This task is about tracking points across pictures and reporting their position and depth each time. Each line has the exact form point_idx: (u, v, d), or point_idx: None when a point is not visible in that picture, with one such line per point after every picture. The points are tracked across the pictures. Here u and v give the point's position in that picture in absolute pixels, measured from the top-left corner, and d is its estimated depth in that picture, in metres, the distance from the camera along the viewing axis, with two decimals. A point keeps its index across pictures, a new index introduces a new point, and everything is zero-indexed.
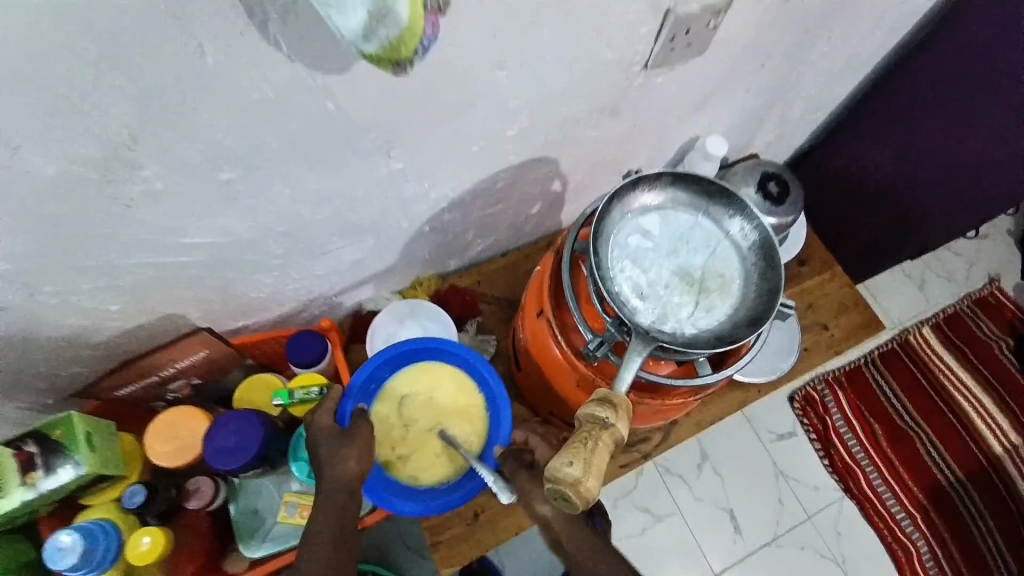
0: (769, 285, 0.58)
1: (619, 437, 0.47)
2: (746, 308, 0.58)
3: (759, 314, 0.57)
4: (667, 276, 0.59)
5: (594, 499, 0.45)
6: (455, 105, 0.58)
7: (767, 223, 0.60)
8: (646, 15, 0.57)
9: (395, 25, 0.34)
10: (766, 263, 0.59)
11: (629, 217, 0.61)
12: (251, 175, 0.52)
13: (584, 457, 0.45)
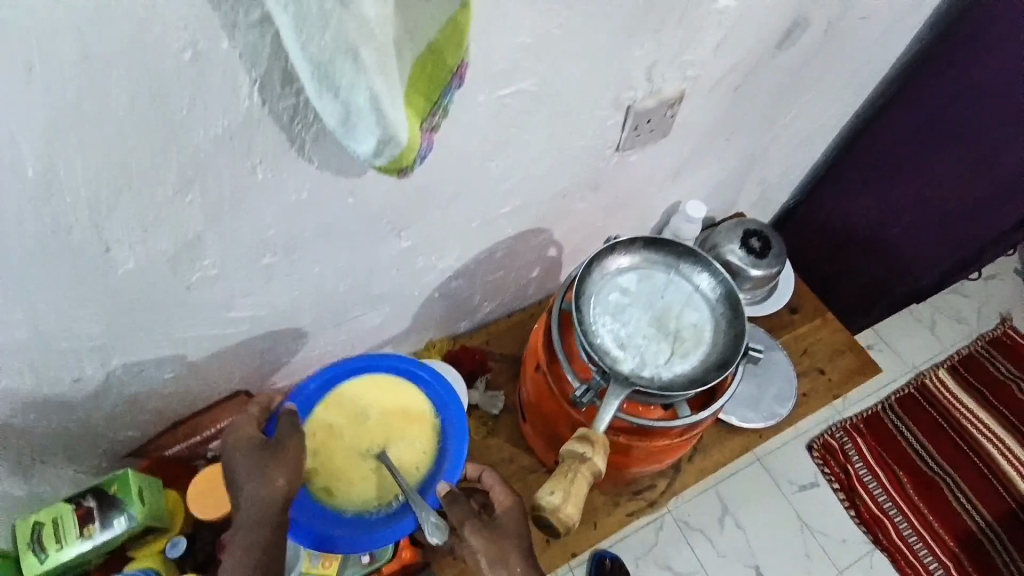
0: (734, 332, 0.67)
1: (596, 469, 0.56)
2: (716, 353, 0.66)
3: (727, 358, 0.65)
4: (645, 327, 0.67)
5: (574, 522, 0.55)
6: (455, 192, 0.69)
7: (729, 278, 0.69)
8: (610, 111, 0.69)
9: (398, 146, 0.45)
10: (731, 313, 0.68)
11: (608, 277, 0.69)
12: (286, 259, 0.63)
13: (563, 487, 0.55)
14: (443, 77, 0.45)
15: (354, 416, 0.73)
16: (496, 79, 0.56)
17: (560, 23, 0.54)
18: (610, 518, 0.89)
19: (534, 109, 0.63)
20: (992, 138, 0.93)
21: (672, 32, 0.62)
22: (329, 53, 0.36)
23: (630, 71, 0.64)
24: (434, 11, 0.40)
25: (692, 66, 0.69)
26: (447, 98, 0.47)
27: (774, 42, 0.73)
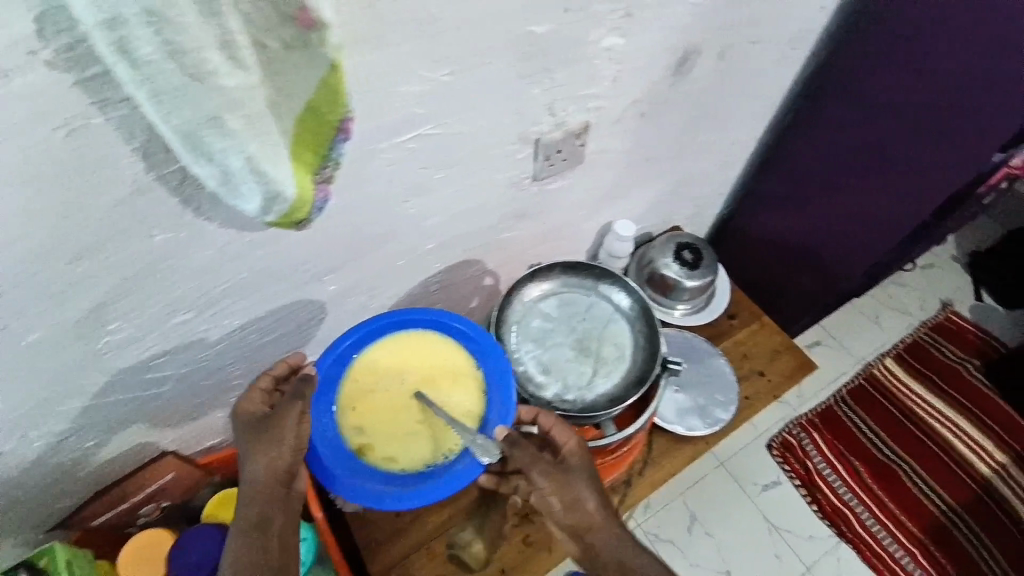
0: (650, 350, 0.74)
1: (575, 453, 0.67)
2: (634, 371, 0.74)
3: (644, 374, 0.73)
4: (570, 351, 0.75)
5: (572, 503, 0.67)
6: (374, 236, 0.69)
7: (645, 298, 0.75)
8: (518, 145, 0.71)
9: (287, 201, 0.47)
10: (647, 331, 0.75)
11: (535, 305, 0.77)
12: (202, 315, 0.63)
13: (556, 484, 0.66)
14: (328, 135, 0.46)
15: (389, 375, 0.67)
16: (395, 129, 0.58)
17: (449, 70, 0.56)
18: (566, 540, 0.90)
19: (440, 151, 0.64)
20: (892, 147, 0.90)
21: (565, 70, 0.65)
22: (195, 124, 0.39)
23: (529, 108, 0.67)
24: (309, 76, 0.41)
25: (593, 100, 0.72)
26: (337, 153, 0.49)
27: (670, 70, 0.77)
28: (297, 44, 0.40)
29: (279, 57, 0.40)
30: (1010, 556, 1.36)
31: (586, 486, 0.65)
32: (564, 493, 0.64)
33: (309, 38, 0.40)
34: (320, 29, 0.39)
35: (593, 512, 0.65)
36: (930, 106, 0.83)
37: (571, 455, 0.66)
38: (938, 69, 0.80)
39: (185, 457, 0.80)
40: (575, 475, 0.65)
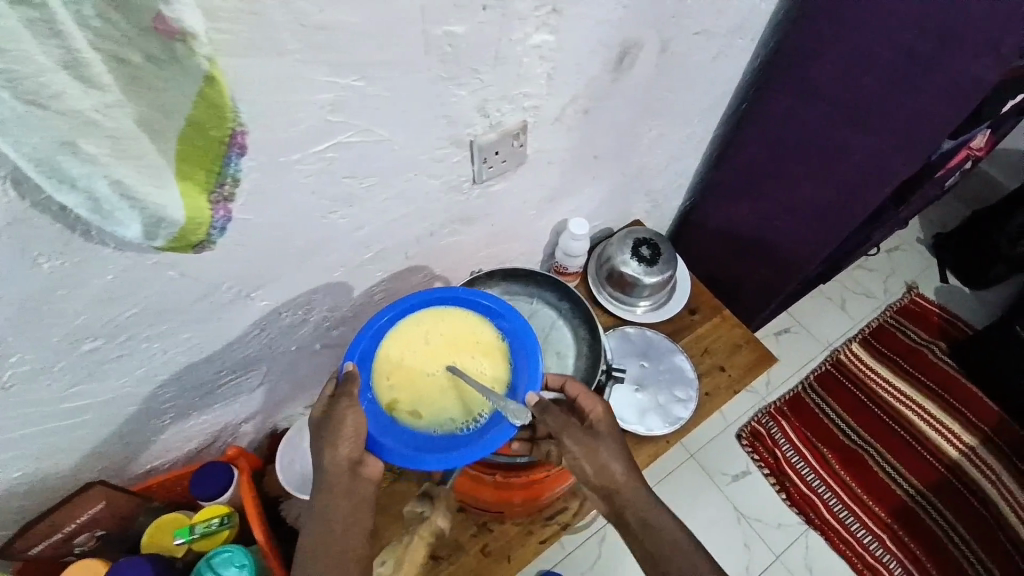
0: (593, 356, 0.77)
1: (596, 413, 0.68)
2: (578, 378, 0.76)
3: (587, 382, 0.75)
4: None
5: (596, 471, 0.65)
6: (303, 249, 0.66)
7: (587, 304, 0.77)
8: (452, 148, 0.68)
9: (175, 224, 0.44)
10: (591, 337, 0.77)
11: None
12: (115, 341, 0.60)
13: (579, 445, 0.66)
14: (218, 152, 0.43)
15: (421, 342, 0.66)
16: (308, 139, 0.54)
17: (361, 75, 0.53)
18: (524, 548, 0.88)
19: (365, 159, 0.61)
20: (839, 135, 0.88)
21: (492, 70, 0.62)
22: (47, 151, 0.37)
23: (457, 110, 0.64)
24: (182, 90, 0.38)
25: (528, 99, 0.70)
26: (232, 168, 0.46)
27: (610, 65, 0.74)
28: (164, 57, 0.36)
29: (141, 71, 0.36)
30: (977, 537, 1.34)
31: (613, 448, 0.65)
32: (591, 453, 0.64)
33: (175, 48, 0.35)
34: (185, 39, 0.35)
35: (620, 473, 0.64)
36: (876, 94, 0.80)
37: (599, 420, 0.67)
38: (883, 56, 0.77)
39: (115, 486, 0.77)
40: (602, 439, 0.65)
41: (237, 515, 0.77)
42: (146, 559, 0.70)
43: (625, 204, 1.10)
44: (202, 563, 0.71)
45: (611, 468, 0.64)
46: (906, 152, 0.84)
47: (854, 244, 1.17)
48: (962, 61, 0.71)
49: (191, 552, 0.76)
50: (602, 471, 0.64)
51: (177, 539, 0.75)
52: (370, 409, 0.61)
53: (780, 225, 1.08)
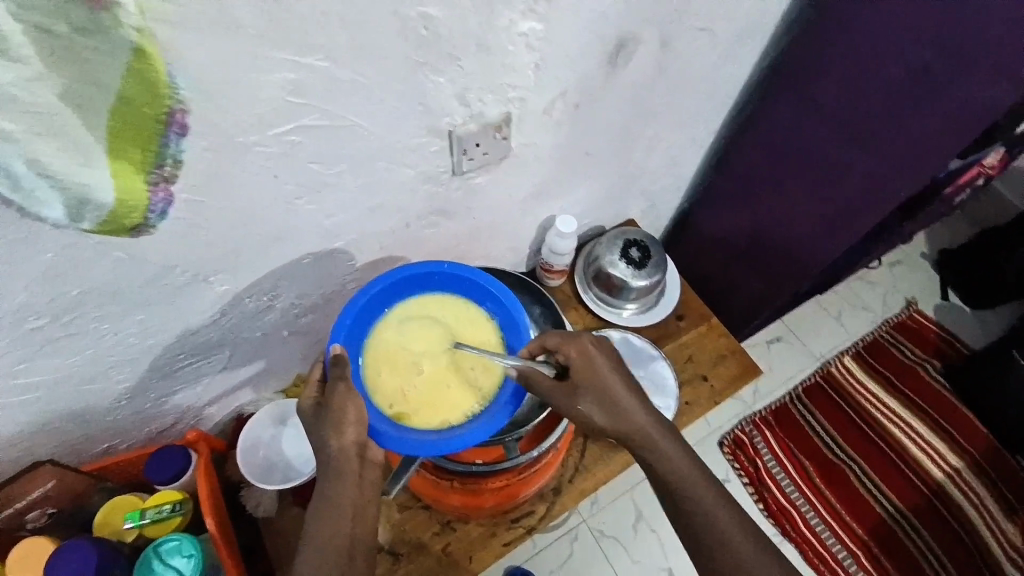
0: None
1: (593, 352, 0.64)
2: None
3: None
4: None
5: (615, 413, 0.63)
6: (265, 235, 0.63)
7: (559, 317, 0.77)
8: (428, 138, 0.64)
9: (103, 206, 0.44)
10: None
11: None
12: (60, 321, 0.57)
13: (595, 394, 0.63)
14: (151, 128, 0.43)
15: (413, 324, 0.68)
16: (266, 120, 0.51)
17: (325, 55, 0.49)
18: (487, 550, 0.84)
19: (331, 144, 0.57)
20: (841, 151, 0.84)
21: (474, 58, 0.58)
22: None
23: (435, 98, 0.60)
24: (113, 67, 0.37)
25: (513, 90, 0.66)
26: (171, 149, 0.46)
27: (604, 59, 0.70)
28: (92, 27, 0.35)
29: (70, 43, 0.35)
30: (957, 562, 1.30)
31: (615, 390, 0.63)
32: (597, 397, 0.63)
33: (102, 18, 0.35)
34: (113, 9, 0.35)
35: (630, 409, 0.63)
36: (877, 112, 0.76)
37: (590, 362, 0.63)
38: (889, 72, 0.73)
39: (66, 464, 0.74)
40: (598, 379, 0.63)
41: (191, 501, 0.76)
42: (89, 541, 0.67)
43: (618, 204, 1.06)
44: (149, 550, 0.70)
45: (620, 406, 0.63)
46: (911, 177, 0.78)
47: (852, 259, 1.13)
48: (971, 87, 0.67)
49: (141, 536, 0.74)
50: (615, 413, 0.62)
51: (127, 523, 0.73)
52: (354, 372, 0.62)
53: (776, 239, 1.03)
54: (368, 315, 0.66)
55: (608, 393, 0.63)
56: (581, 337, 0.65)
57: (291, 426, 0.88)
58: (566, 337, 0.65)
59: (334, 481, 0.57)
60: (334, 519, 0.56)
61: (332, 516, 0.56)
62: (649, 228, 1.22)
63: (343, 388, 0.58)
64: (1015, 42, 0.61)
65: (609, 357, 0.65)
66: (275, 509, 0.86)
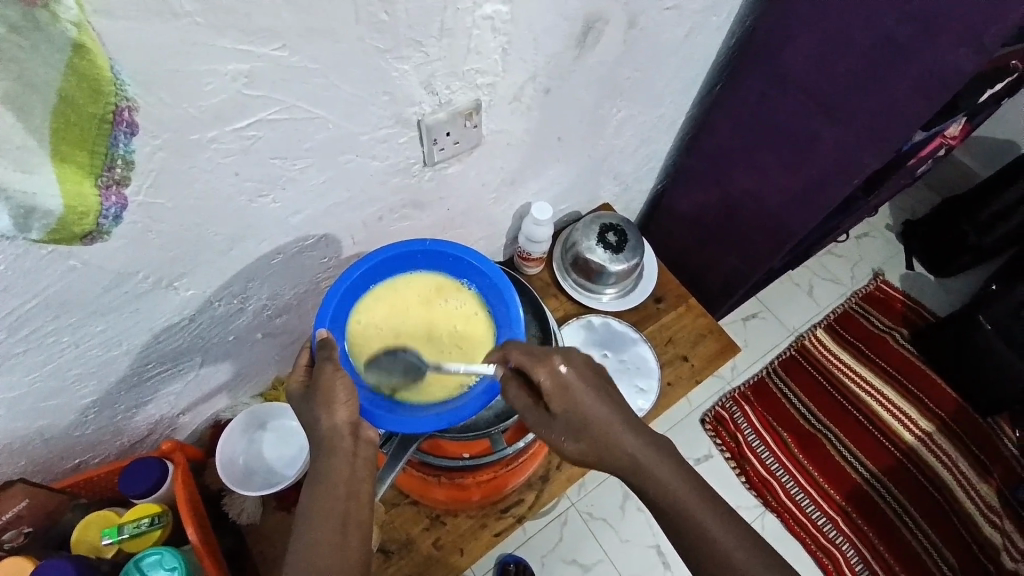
0: None
1: (564, 379, 0.59)
2: None
3: None
4: None
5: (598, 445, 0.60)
6: (231, 235, 0.61)
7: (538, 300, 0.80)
8: (396, 128, 0.63)
9: (51, 215, 0.38)
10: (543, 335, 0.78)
11: None
12: (16, 337, 0.54)
13: (573, 431, 0.60)
14: (99, 129, 0.36)
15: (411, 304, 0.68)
16: (220, 113, 0.49)
17: (281, 43, 0.47)
18: (477, 541, 0.84)
19: (294, 137, 0.55)
20: (810, 124, 0.84)
21: (439, 43, 0.57)
22: None
23: (401, 86, 0.58)
24: (48, 64, 0.32)
25: (481, 75, 0.64)
26: (121, 148, 0.39)
27: (572, 41, 0.69)
28: (25, 25, 0.30)
29: (1, 42, 0.30)
30: (930, 520, 1.36)
31: (592, 419, 0.59)
32: (571, 429, 0.59)
33: (37, 15, 0.30)
34: (47, 5, 0.29)
35: (607, 439, 0.59)
36: (846, 85, 0.77)
37: (563, 390, 0.58)
38: (856, 44, 0.73)
39: (35, 482, 0.71)
40: (572, 409, 0.59)
41: (170, 514, 0.74)
42: (66, 559, 0.64)
43: (593, 188, 1.05)
44: (128, 565, 0.68)
45: (597, 437, 0.59)
46: (876, 149, 0.78)
47: (823, 234, 1.15)
48: (935, 54, 0.67)
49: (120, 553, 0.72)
50: (590, 444, 0.60)
51: (104, 539, 0.70)
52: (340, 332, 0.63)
53: (749, 216, 1.04)
54: (360, 288, 0.66)
55: (583, 424, 0.59)
56: (552, 360, 0.59)
57: (272, 430, 0.86)
58: (537, 358, 0.59)
59: (324, 470, 0.55)
60: (325, 509, 0.54)
61: (320, 499, 0.54)
62: (624, 212, 1.22)
63: (325, 369, 0.56)
64: (978, 15, 0.61)
65: (583, 382, 0.59)
66: (259, 515, 0.84)
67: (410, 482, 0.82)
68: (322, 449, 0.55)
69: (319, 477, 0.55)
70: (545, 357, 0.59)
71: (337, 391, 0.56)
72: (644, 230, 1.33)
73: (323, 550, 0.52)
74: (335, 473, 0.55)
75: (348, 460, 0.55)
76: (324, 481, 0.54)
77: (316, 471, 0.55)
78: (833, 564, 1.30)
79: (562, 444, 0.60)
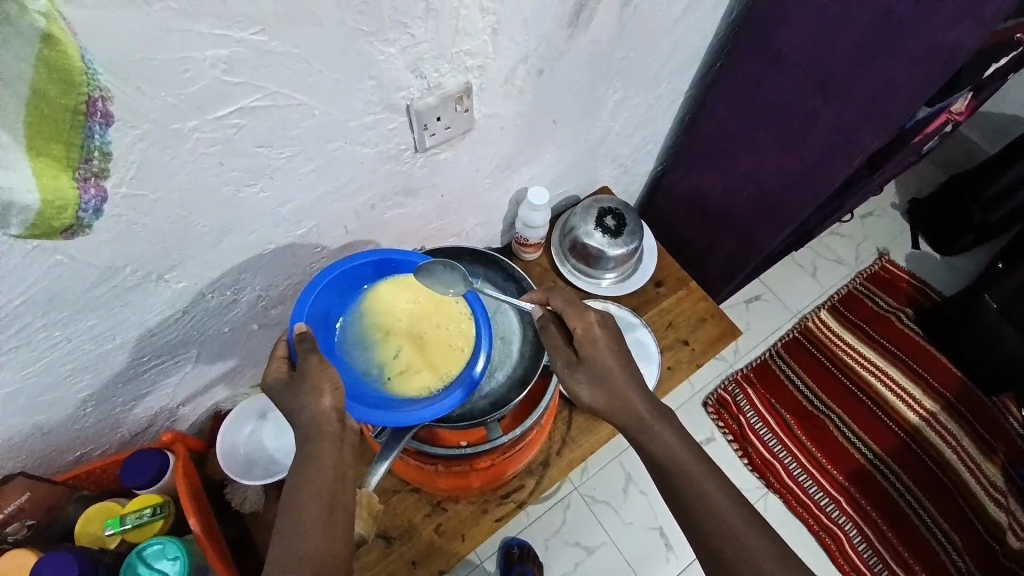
0: (535, 347, 0.76)
1: (594, 330, 0.63)
2: (520, 369, 0.75)
3: (527, 375, 0.74)
4: None
5: (612, 402, 0.62)
6: (219, 226, 0.60)
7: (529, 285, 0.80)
8: (386, 114, 0.61)
9: (30, 210, 0.36)
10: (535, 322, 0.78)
11: None
12: (6, 333, 0.54)
13: (591, 380, 0.62)
14: (73, 122, 0.35)
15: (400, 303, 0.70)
16: (201, 103, 0.48)
17: (260, 28, 0.46)
18: (478, 527, 0.85)
19: (278, 125, 0.54)
20: (808, 103, 0.82)
21: (424, 25, 0.55)
22: None
23: (387, 71, 0.57)
24: (18, 57, 0.30)
25: (471, 58, 0.63)
26: (98, 140, 0.38)
27: (564, 20, 0.67)
28: None
29: None
30: (934, 499, 1.36)
31: (613, 369, 0.62)
32: (592, 377, 0.62)
33: (3, 7, 0.29)
34: None
35: (624, 391, 0.61)
36: (845, 62, 0.75)
37: (593, 339, 0.62)
38: (856, 18, 0.71)
39: (37, 476, 0.71)
40: (597, 357, 0.62)
41: (171, 505, 0.75)
42: (69, 550, 0.65)
43: (590, 172, 1.04)
44: (132, 555, 0.69)
45: (615, 388, 0.61)
46: (877, 128, 0.76)
47: (825, 214, 1.13)
48: (939, 28, 0.65)
49: (124, 543, 0.73)
50: (606, 395, 0.62)
51: (107, 530, 0.71)
52: (327, 322, 0.66)
53: (749, 198, 1.02)
54: (351, 287, 0.68)
55: (605, 373, 0.62)
56: (589, 311, 0.64)
57: (272, 420, 0.86)
58: (574, 307, 0.64)
59: (303, 467, 0.53)
60: (307, 506, 0.52)
61: (305, 488, 0.52)
62: (624, 195, 1.20)
63: (316, 359, 0.56)
64: None
65: (612, 337, 0.63)
66: (261, 504, 0.84)
67: (406, 472, 0.81)
68: (305, 444, 0.54)
69: (301, 473, 0.53)
70: (584, 307, 0.64)
71: (327, 381, 0.55)
72: (644, 214, 1.31)
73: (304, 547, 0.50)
74: (317, 470, 0.53)
75: (341, 453, 0.55)
76: (305, 478, 0.53)
77: (301, 466, 0.53)
78: (836, 542, 1.30)
79: (578, 390, 0.62)
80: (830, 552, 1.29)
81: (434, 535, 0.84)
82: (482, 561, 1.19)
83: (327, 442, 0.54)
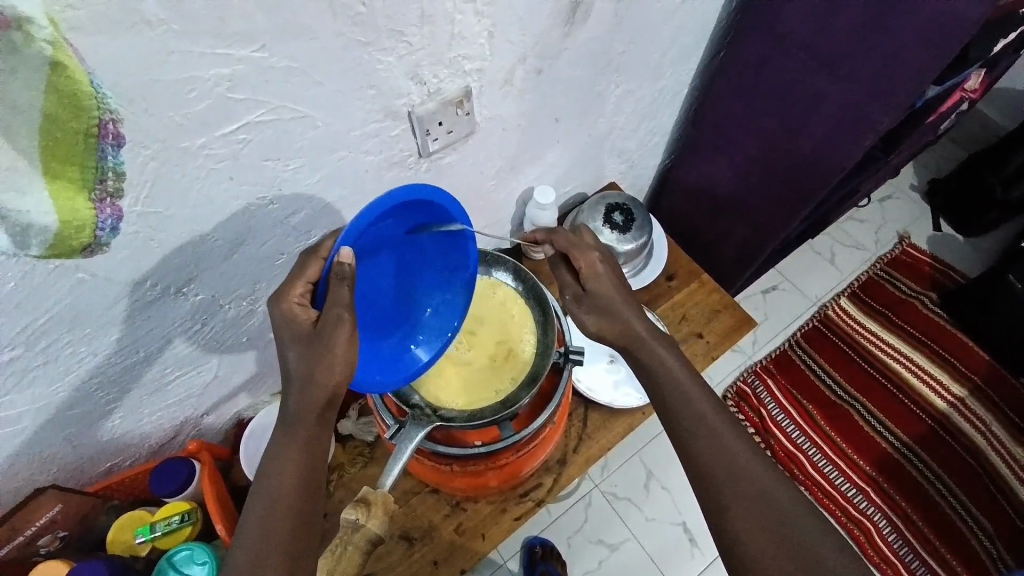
0: (545, 343, 0.76)
1: (596, 260, 0.66)
2: (530, 369, 0.74)
3: (537, 371, 0.73)
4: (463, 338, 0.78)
5: (620, 327, 0.64)
6: (231, 240, 0.62)
7: (539, 284, 0.80)
8: (387, 122, 0.63)
9: (47, 232, 0.38)
10: (543, 321, 0.78)
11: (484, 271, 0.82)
12: (34, 350, 0.56)
13: (599, 309, 0.65)
14: (84, 145, 0.36)
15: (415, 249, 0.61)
16: (205, 120, 0.49)
17: (260, 45, 0.47)
18: (498, 526, 0.85)
19: (282, 138, 0.55)
20: (813, 81, 0.81)
21: (421, 31, 0.56)
22: None
23: (386, 79, 0.58)
24: (29, 85, 0.31)
25: (469, 61, 0.64)
26: (110, 161, 0.38)
27: (560, 18, 0.68)
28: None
29: None
30: (966, 487, 1.32)
31: (618, 304, 0.64)
32: (597, 308, 0.65)
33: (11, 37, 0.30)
34: (20, 27, 0.30)
35: (629, 320, 0.63)
36: (848, 39, 0.74)
37: (597, 274, 0.66)
38: None
39: (70, 489, 0.74)
40: (601, 290, 0.65)
41: (198, 511, 0.77)
42: (100, 559, 0.67)
43: (597, 169, 1.04)
44: (162, 562, 0.71)
45: (618, 317, 0.64)
46: (886, 106, 0.76)
47: (840, 197, 1.10)
48: None
49: (154, 550, 0.76)
50: (610, 323, 0.64)
51: (139, 537, 0.75)
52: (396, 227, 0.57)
53: (760, 185, 1.00)
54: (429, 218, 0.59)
55: (607, 303, 0.64)
56: (593, 250, 0.66)
57: None
58: (578, 246, 0.67)
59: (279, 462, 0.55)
60: (283, 510, 0.53)
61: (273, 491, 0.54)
62: (633, 189, 1.20)
63: None
64: None
65: (615, 272, 0.66)
66: None
67: (423, 473, 0.82)
68: (281, 444, 0.55)
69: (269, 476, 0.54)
70: (585, 246, 0.67)
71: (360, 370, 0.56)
72: (655, 208, 1.30)
73: (274, 548, 0.51)
74: (289, 473, 0.54)
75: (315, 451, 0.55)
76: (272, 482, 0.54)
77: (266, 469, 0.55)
78: (862, 532, 1.27)
79: (583, 319, 0.65)
80: (857, 543, 1.26)
81: (454, 535, 0.84)
82: (506, 561, 1.20)
83: (303, 434, 0.55)
